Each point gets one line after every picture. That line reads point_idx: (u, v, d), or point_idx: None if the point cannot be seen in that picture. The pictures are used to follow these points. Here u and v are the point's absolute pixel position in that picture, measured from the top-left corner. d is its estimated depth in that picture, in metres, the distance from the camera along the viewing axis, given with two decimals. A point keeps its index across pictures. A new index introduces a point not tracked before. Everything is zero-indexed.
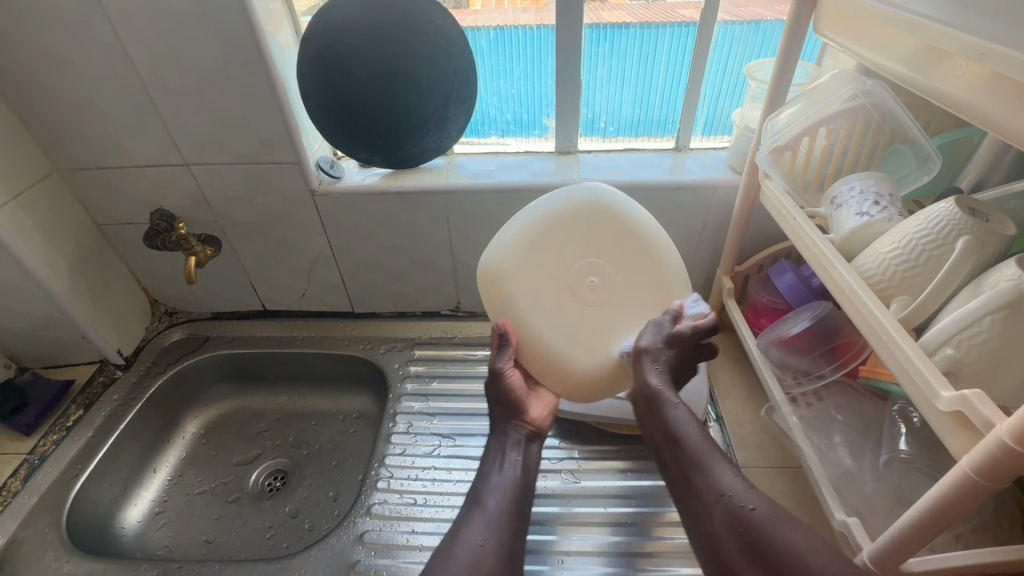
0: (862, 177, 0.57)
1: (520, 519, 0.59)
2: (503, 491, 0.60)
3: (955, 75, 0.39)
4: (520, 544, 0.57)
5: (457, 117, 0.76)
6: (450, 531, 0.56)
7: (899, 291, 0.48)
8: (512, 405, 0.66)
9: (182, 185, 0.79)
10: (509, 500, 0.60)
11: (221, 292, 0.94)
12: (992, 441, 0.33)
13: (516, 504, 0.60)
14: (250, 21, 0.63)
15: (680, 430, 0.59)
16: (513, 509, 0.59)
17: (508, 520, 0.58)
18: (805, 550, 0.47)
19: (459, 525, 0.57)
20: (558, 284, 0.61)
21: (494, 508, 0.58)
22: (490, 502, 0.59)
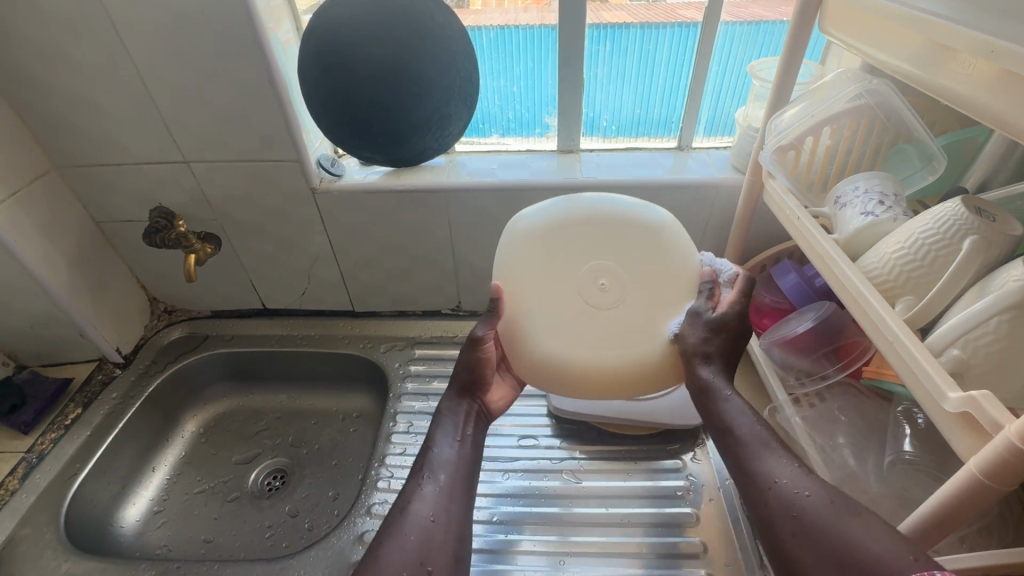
0: (867, 177, 0.57)
1: (468, 489, 0.58)
2: (450, 464, 0.59)
3: (963, 73, 0.38)
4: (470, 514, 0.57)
5: (459, 115, 0.76)
6: (399, 505, 0.55)
7: (905, 291, 0.48)
8: (473, 377, 0.64)
9: (182, 182, 0.78)
10: (458, 473, 0.59)
11: (221, 290, 0.93)
12: (1001, 442, 0.33)
13: (464, 477, 0.59)
14: (251, 17, 0.63)
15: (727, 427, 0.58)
16: (461, 480, 0.58)
17: (456, 490, 0.57)
18: (877, 548, 0.42)
19: (408, 498, 0.55)
20: (568, 293, 0.60)
21: (443, 480, 0.57)
22: (439, 475, 0.58)
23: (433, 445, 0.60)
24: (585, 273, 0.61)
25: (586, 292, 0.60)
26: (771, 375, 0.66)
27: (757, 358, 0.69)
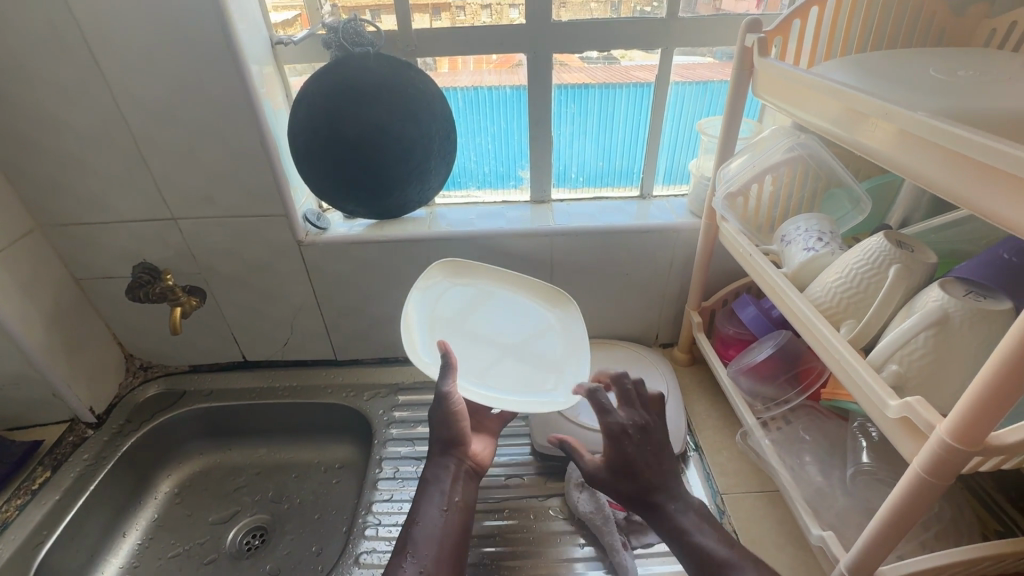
0: (806, 218, 0.65)
1: (458, 558, 0.61)
2: (434, 536, 0.62)
3: (874, 132, 0.45)
4: None
5: (439, 169, 0.81)
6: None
7: (847, 315, 0.54)
8: (452, 437, 0.69)
9: (168, 238, 0.80)
10: (439, 548, 0.61)
11: (201, 344, 0.93)
12: (935, 441, 0.37)
13: (447, 553, 0.61)
14: (246, 85, 0.68)
15: (698, 544, 0.57)
16: (444, 556, 0.60)
17: (439, 568, 0.59)
18: None
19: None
20: (483, 344, 0.76)
21: (422, 559, 0.59)
22: (421, 555, 0.59)
23: (417, 524, 0.62)
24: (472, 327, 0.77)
25: (506, 335, 0.78)
26: (740, 401, 0.71)
27: (726, 387, 0.73)
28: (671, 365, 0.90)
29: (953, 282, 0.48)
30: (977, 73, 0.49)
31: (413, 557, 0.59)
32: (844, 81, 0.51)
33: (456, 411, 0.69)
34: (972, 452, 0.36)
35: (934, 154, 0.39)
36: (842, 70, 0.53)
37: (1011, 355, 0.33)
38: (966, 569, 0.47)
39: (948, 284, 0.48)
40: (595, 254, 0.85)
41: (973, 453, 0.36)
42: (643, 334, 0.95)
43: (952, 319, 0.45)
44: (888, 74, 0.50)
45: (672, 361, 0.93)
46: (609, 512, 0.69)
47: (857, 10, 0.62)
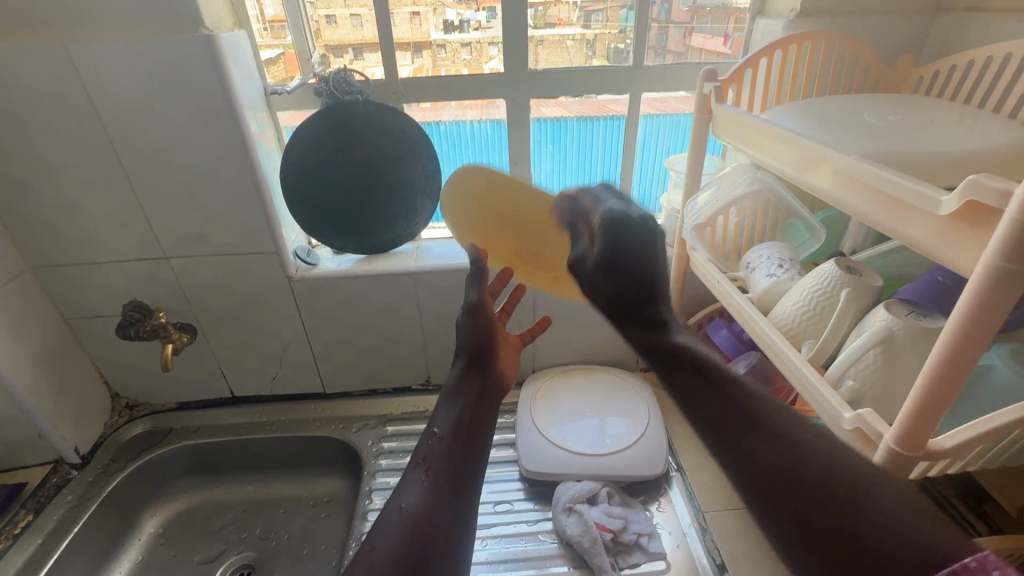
0: (768, 247, 0.70)
1: (472, 477, 0.50)
2: (448, 449, 0.51)
3: (818, 175, 0.48)
4: (466, 518, 0.46)
5: (424, 206, 0.85)
6: (378, 530, 0.44)
7: (806, 336, 0.58)
8: (477, 348, 0.62)
9: (160, 277, 0.82)
10: (454, 462, 0.50)
11: (189, 381, 0.94)
12: (884, 449, 0.41)
13: (464, 467, 0.50)
14: (241, 130, 0.70)
15: (789, 433, 0.39)
16: (461, 473, 0.49)
17: (455, 498, 0.47)
18: None
19: (396, 527, 0.44)
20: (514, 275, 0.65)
21: (434, 474, 0.49)
22: (433, 465, 0.50)
23: (438, 434, 0.53)
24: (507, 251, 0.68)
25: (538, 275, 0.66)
26: None
27: None
28: (651, 388, 0.94)
29: (897, 303, 0.53)
30: (906, 118, 0.55)
31: (428, 481, 0.48)
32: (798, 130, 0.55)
33: (482, 322, 0.63)
34: (916, 456, 0.40)
35: (866, 192, 0.42)
36: (791, 116, 0.59)
37: (959, 372, 0.36)
38: None
39: (892, 304, 0.52)
40: None
41: (916, 458, 0.40)
42: (624, 358, 0.99)
43: (898, 337, 0.50)
44: (830, 119, 0.56)
45: (653, 384, 0.96)
46: (597, 534, 0.70)
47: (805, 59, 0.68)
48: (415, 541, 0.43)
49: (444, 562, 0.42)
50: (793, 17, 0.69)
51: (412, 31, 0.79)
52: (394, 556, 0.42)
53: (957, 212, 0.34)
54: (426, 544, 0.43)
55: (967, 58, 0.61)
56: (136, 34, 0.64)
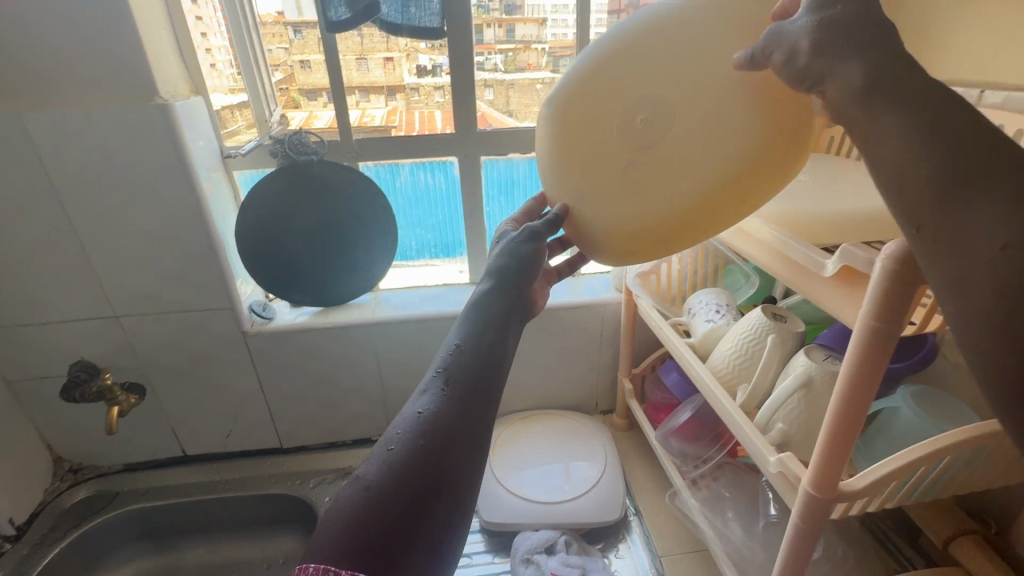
0: (707, 293, 0.75)
1: (491, 401, 0.39)
2: (466, 362, 0.39)
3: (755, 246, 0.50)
4: (480, 451, 0.37)
5: (382, 258, 0.87)
6: (393, 428, 0.36)
7: (740, 379, 0.61)
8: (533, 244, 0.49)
9: (110, 336, 0.81)
10: (470, 383, 0.38)
11: (139, 441, 0.91)
12: (803, 492, 0.44)
13: (483, 389, 0.39)
14: (195, 192, 0.72)
15: None
16: (488, 379, 0.39)
17: (482, 400, 0.38)
18: None
19: (416, 427, 0.36)
20: None
21: (456, 384, 0.38)
22: (455, 368, 0.39)
23: (462, 328, 0.42)
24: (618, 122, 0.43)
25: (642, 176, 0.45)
26: (669, 462, 0.76)
27: (657, 450, 0.78)
28: (610, 431, 0.96)
29: (817, 348, 0.56)
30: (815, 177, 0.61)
31: (451, 382, 0.38)
32: None
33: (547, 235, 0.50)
34: (831, 498, 0.43)
35: (789, 269, 0.44)
36: None
37: (857, 419, 0.39)
38: None
39: (813, 350, 0.56)
40: (532, 329, 0.91)
41: (831, 499, 0.43)
42: (583, 401, 1.00)
43: (817, 381, 0.53)
44: None
45: (612, 426, 0.98)
46: None
47: None
48: (439, 442, 0.35)
49: (467, 468, 0.35)
50: None
51: (387, 75, 0.81)
52: (411, 458, 0.34)
53: (838, 274, 0.38)
54: (450, 458, 0.35)
55: (870, 121, 0.68)
56: (91, 103, 0.66)
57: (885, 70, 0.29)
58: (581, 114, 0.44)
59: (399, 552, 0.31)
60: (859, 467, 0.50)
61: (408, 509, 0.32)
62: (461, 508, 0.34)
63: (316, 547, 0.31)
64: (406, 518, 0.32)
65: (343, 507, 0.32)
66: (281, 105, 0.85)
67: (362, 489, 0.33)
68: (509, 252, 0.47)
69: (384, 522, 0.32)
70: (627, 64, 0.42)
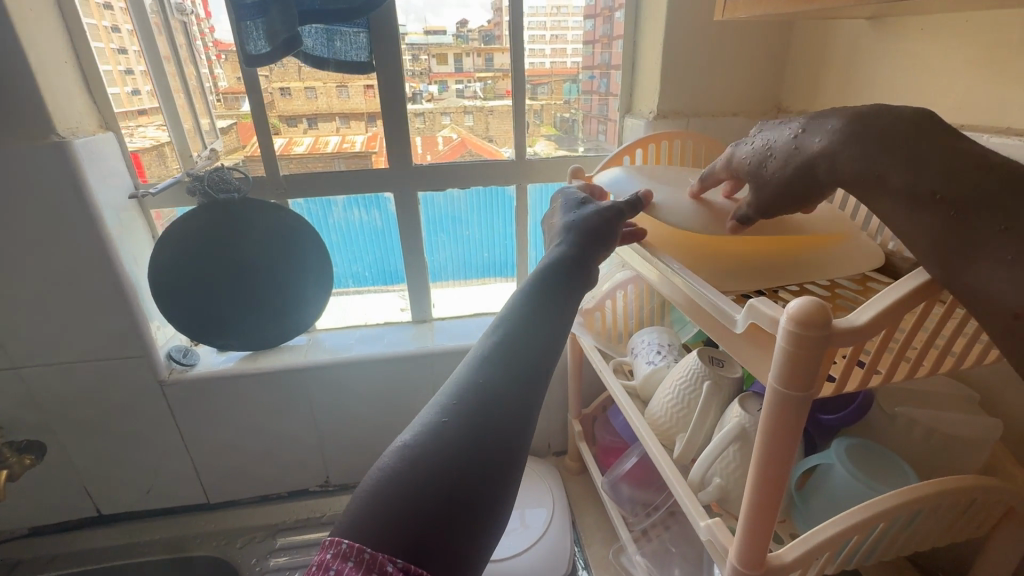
0: (650, 333, 0.71)
1: (537, 388, 0.39)
2: (515, 347, 0.40)
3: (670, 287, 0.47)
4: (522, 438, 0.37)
5: (316, 298, 0.83)
6: (439, 404, 0.37)
7: (678, 429, 0.58)
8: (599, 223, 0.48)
9: (8, 389, 0.74)
10: (518, 369, 0.39)
11: (45, 502, 0.83)
12: (730, 567, 0.40)
13: (530, 378, 0.39)
14: (99, 234, 0.67)
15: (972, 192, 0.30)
16: (533, 375, 0.39)
17: (525, 387, 0.38)
18: None
19: (463, 407, 0.36)
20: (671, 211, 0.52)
21: (503, 367, 0.39)
22: (502, 353, 0.39)
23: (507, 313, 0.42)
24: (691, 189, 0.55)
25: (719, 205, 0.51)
26: (615, 512, 0.72)
27: (605, 499, 0.74)
28: (561, 475, 0.91)
29: (752, 397, 0.53)
30: None
31: (496, 366, 0.39)
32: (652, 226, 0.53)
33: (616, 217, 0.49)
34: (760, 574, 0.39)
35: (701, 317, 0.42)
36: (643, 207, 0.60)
37: (776, 487, 0.35)
38: None
39: (747, 399, 0.53)
40: None
41: None
42: (535, 443, 0.96)
43: (751, 435, 0.49)
44: None
45: (564, 470, 0.93)
46: None
47: (674, 153, 0.72)
48: (484, 427, 0.36)
49: (510, 461, 0.36)
50: (651, 118, 0.74)
51: (367, 102, 0.77)
52: (457, 439, 0.35)
53: (749, 329, 0.35)
54: (492, 443, 0.35)
55: None
56: None
57: (848, 146, 0.34)
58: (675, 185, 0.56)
59: (436, 533, 0.32)
60: (798, 527, 0.46)
61: (451, 490, 0.33)
62: (498, 497, 0.35)
63: (356, 514, 0.33)
64: (447, 499, 0.33)
65: (384, 477, 0.34)
66: (222, 138, 0.80)
67: (405, 462, 0.34)
68: (578, 239, 0.48)
69: (426, 501, 0.33)
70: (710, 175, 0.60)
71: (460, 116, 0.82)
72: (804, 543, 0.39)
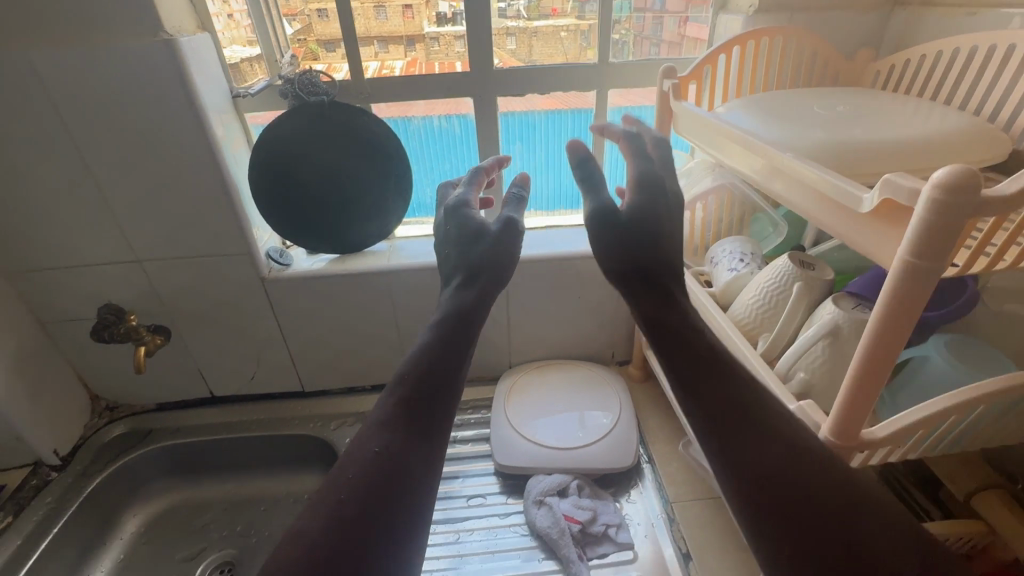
0: (731, 241, 0.71)
1: (431, 427, 0.47)
2: (416, 390, 0.48)
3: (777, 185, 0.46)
4: (417, 479, 0.44)
5: (396, 206, 0.86)
6: (351, 455, 0.45)
7: (761, 329, 0.59)
8: (478, 261, 0.56)
9: (133, 279, 0.82)
10: (419, 408, 0.48)
11: (169, 382, 0.95)
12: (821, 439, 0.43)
13: (426, 418, 0.47)
14: (207, 135, 0.71)
15: None
16: (431, 415, 0.48)
17: (427, 428, 0.47)
18: None
19: (371, 460, 0.44)
20: (779, 125, 0.53)
21: (405, 413, 0.47)
22: (400, 412, 0.47)
23: (415, 360, 0.50)
24: (800, 110, 0.57)
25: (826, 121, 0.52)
26: (683, 412, 0.75)
27: (672, 400, 0.77)
28: (626, 381, 0.95)
29: (845, 297, 0.54)
30: (853, 109, 0.56)
31: (401, 412, 0.47)
32: (753, 128, 0.53)
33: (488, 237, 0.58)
34: (850, 446, 0.42)
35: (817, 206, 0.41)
36: (743, 111, 0.58)
37: (883, 365, 0.37)
38: None
39: (841, 299, 0.53)
40: (552, 277, 0.88)
41: (850, 447, 0.42)
42: (601, 352, 0.99)
43: (843, 331, 0.50)
44: (784, 113, 0.56)
45: (628, 378, 0.98)
46: (565, 525, 0.72)
47: (764, 54, 0.69)
48: (385, 471, 0.44)
49: (408, 498, 0.44)
50: (752, 12, 0.70)
51: (404, 25, 0.79)
52: (362, 483, 0.43)
53: (877, 208, 0.35)
54: (394, 485, 0.43)
55: (933, 48, 0.61)
56: (98, 40, 0.64)
57: None
58: (784, 107, 0.58)
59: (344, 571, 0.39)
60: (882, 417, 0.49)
61: (363, 543, 0.41)
62: (403, 532, 0.42)
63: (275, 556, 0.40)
64: (350, 539, 0.40)
65: (301, 530, 0.41)
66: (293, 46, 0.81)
67: (316, 522, 0.41)
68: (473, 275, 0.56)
69: (332, 545, 0.40)
70: (831, 96, 0.61)
71: (503, 39, 0.79)
72: (897, 421, 0.41)
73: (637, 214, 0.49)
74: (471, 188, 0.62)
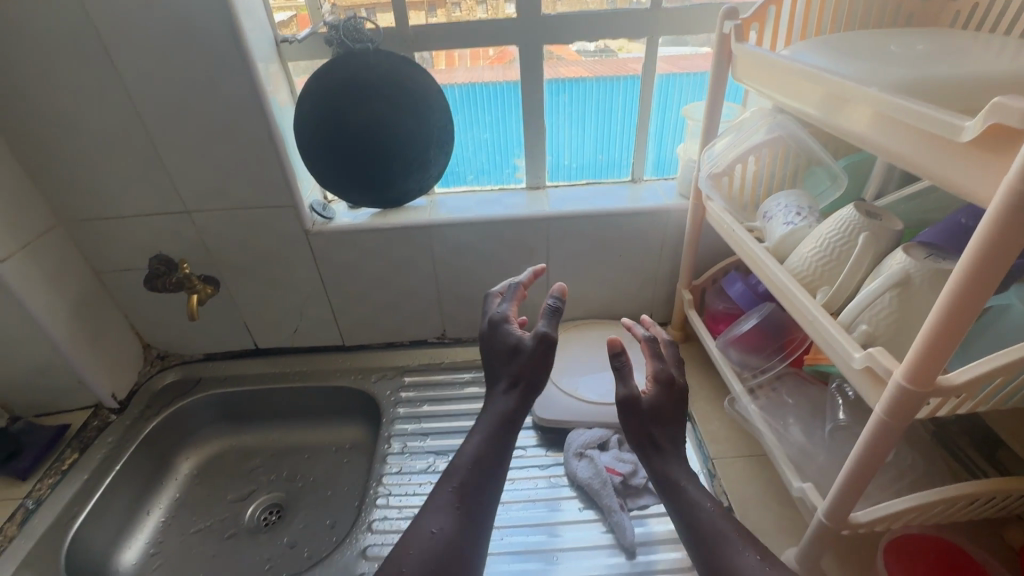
0: (786, 195, 0.69)
1: (481, 509, 0.61)
2: (474, 478, 0.62)
3: (855, 119, 0.44)
4: (473, 559, 0.58)
5: (438, 160, 0.85)
6: (423, 520, 0.59)
7: (821, 282, 0.57)
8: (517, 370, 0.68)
9: (182, 229, 0.84)
10: (474, 491, 0.62)
11: (216, 333, 0.98)
12: (895, 386, 0.41)
13: (480, 498, 0.62)
14: (255, 83, 0.71)
15: None
16: (484, 499, 0.62)
17: (479, 514, 0.61)
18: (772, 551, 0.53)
19: (438, 534, 0.58)
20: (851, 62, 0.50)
21: (463, 493, 0.61)
22: (458, 493, 0.61)
23: (472, 448, 0.65)
24: (874, 49, 0.54)
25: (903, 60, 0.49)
26: (728, 370, 0.74)
27: (716, 358, 0.76)
28: None
29: (916, 246, 0.51)
30: (935, 47, 0.53)
31: (460, 496, 0.61)
32: (826, 65, 0.50)
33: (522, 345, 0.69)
34: (925, 393, 0.40)
35: (905, 138, 0.39)
36: (812, 51, 0.55)
37: (973, 306, 0.35)
38: (934, 511, 0.52)
39: (911, 248, 0.51)
40: (593, 234, 0.87)
41: (926, 394, 0.40)
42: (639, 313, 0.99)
43: (913, 279, 0.49)
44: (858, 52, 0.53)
45: None
46: (606, 476, 0.74)
47: None
48: (448, 547, 0.57)
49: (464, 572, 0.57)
50: None
51: None
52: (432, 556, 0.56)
53: (980, 136, 0.33)
54: (455, 563, 0.56)
55: None
56: None
57: None
58: (855, 46, 0.55)
59: None
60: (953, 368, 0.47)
61: None
62: None
63: None
64: None
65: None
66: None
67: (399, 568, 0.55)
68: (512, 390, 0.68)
69: None
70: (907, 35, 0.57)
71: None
72: (978, 367, 0.39)
73: (654, 403, 0.66)
74: (508, 305, 0.73)
